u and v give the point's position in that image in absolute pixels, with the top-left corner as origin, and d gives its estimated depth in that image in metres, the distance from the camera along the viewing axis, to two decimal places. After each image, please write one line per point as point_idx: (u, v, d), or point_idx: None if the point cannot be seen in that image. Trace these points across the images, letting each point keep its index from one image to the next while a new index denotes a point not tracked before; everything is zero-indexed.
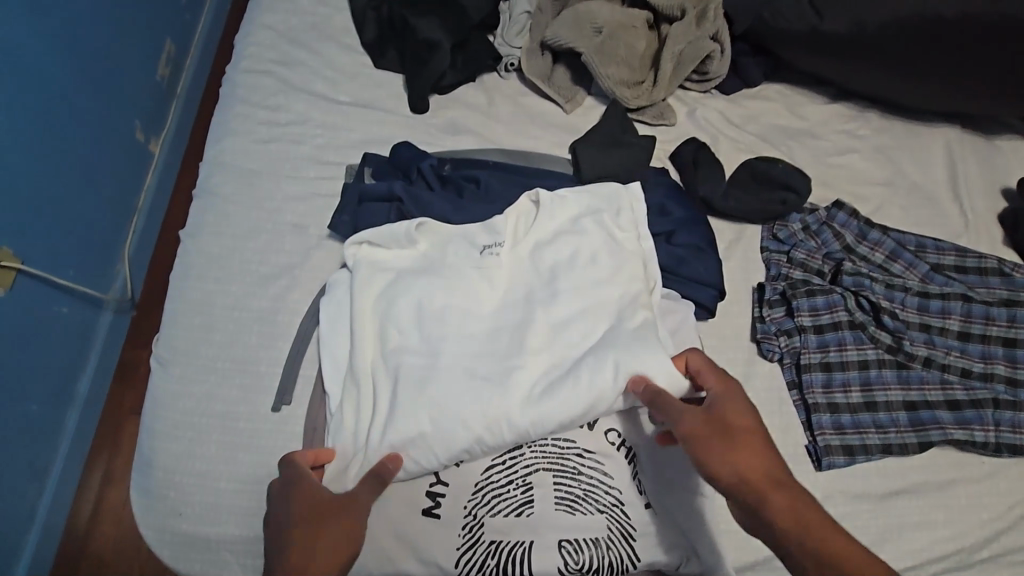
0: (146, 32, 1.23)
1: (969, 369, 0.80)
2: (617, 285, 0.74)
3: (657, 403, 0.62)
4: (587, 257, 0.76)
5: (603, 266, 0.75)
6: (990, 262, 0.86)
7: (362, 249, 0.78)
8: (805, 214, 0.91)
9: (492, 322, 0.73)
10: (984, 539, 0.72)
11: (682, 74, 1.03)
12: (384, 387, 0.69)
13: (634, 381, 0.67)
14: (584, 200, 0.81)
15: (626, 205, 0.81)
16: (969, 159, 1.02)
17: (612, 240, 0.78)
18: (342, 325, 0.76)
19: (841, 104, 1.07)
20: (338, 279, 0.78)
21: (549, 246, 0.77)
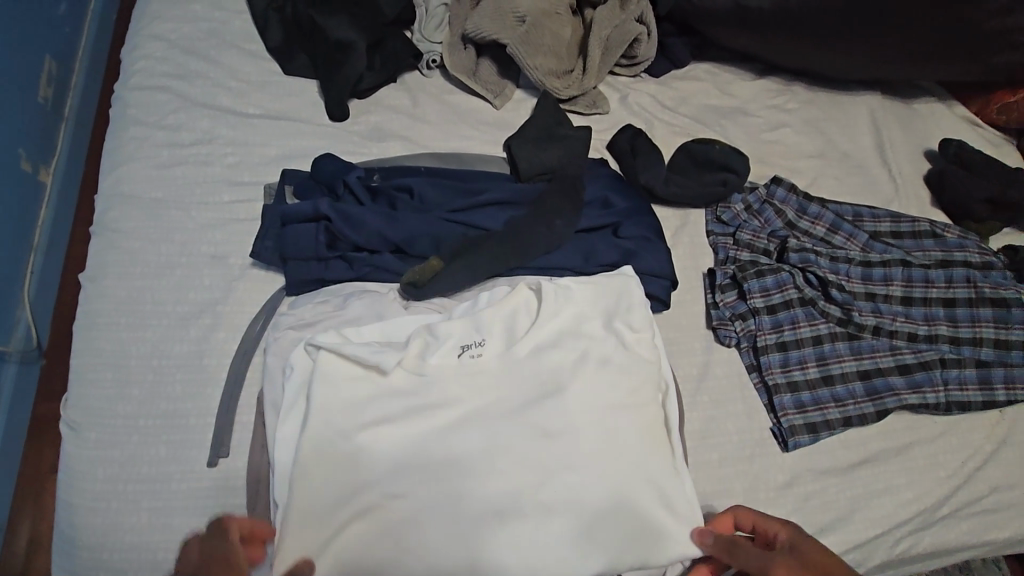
0: (20, 47, 1.08)
1: (915, 333, 0.81)
2: (611, 350, 0.68)
3: (736, 553, 0.56)
4: (598, 363, 0.67)
5: (611, 373, 0.66)
6: (922, 225, 0.88)
7: (330, 336, 0.65)
8: (746, 193, 0.91)
9: (474, 455, 0.61)
10: (945, 496, 0.74)
11: (611, 59, 1.00)
12: (336, 504, 0.58)
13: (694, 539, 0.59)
14: (598, 305, 0.71)
15: (635, 301, 0.71)
16: (892, 124, 1.04)
17: (626, 348, 0.68)
18: (292, 416, 0.63)
19: (768, 80, 1.08)
20: (298, 359, 0.64)
21: (552, 348, 0.67)
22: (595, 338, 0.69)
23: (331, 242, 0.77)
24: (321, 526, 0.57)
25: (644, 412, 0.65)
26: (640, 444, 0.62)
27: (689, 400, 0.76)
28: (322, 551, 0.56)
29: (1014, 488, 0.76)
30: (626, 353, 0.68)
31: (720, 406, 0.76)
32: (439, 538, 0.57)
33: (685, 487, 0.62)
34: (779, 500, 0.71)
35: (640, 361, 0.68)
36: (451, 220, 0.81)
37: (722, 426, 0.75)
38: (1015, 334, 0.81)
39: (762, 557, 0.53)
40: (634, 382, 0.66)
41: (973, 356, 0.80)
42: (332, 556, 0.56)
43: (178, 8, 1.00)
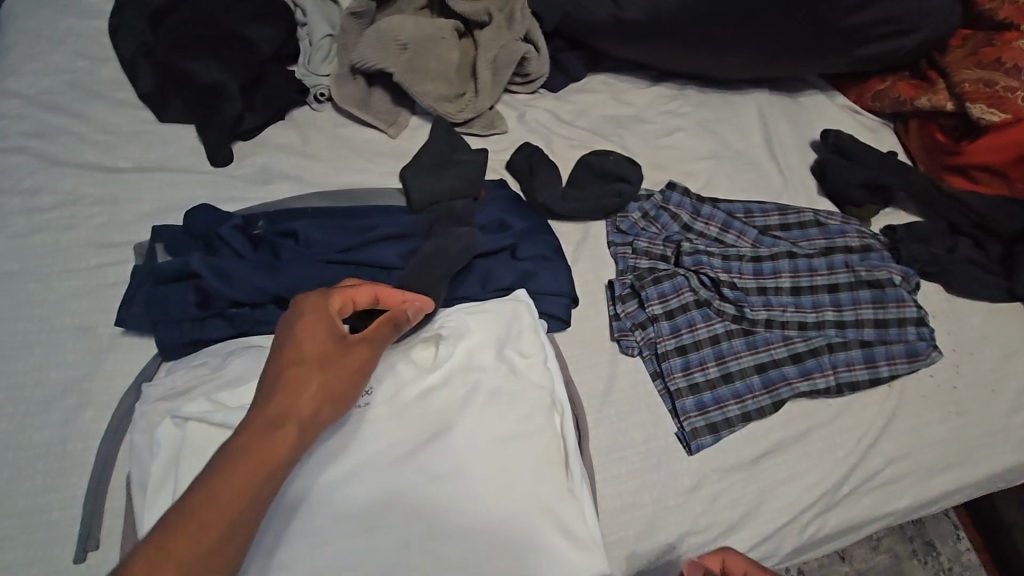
0: None
1: (804, 322, 0.84)
2: (502, 379, 0.68)
3: None
4: (487, 397, 0.66)
5: (501, 404, 0.66)
6: (806, 215, 0.92)
7: (199, 404, 0.62)
8: (642, 201, 0.92)
9: (359, 512, 0.59)
10: (845, 476, 0.76)
11: (503, 78, 0.99)
12: None
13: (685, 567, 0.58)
14: (488, 336, 0.71)
15: (524, 327, 0.72)
16: (779, 118, 1.09)
17: (517, 376, 0.69)
18: (163, 494, 0.59)
19: (661, 86, 1.10)
20: (165, 432, 0.61)
21: (441, 386, 0.67)
22: (486, 371, 0.68)
23: (201, 301, 0.73)
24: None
25: (537, 440, 0.64)
26: (532, 472, 0.62)
27: (595, 415, 0.76)
28: None
29: (907, 458, 0.79)
30: (516, 380, 0.68)
31: (626, 417, 0.76)
32: None
33: (579, 510, 0.62)
34: (686, 504, 0.72)
35: (530, 386, 0.68)
36: (339, 263, 0.78)
37: (629, 436, 0.75)
38: (893, 313, 0.85)
39: None
40: (527, 411, 0.66)
41: (858, 338, 0.83)
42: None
43: (36, 61, 0.94)
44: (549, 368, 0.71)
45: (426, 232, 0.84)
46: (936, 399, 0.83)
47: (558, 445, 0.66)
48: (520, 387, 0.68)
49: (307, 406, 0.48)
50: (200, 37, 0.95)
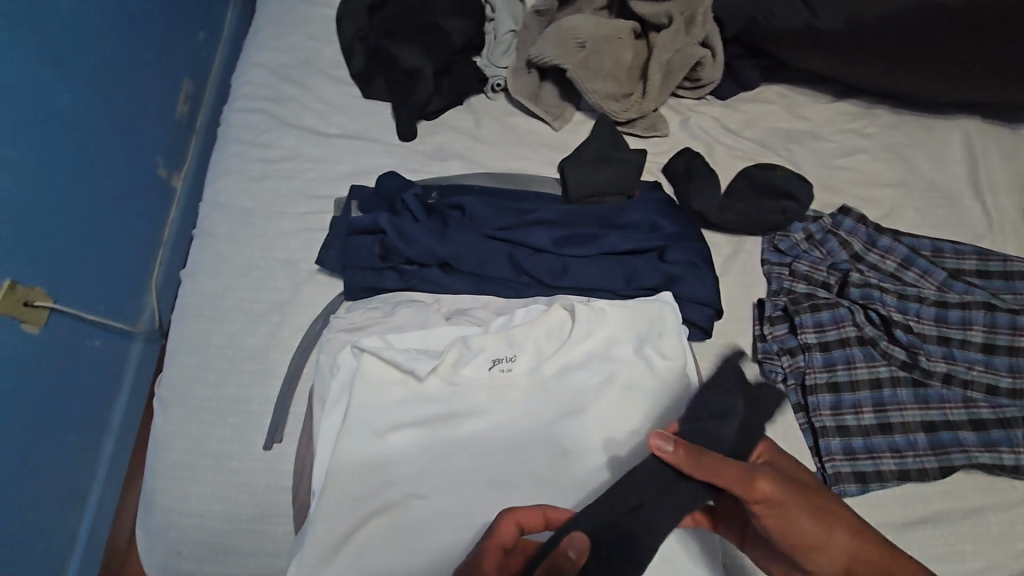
0: (165, 65, 1.17)
1: (995, 384, 0.74)
2: (641, 376, 0.70)
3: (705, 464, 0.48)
4: (623, 390, 0.70)
5: (636, 399, 0.70)
6: (1014, 265, 0.80)
7: (373, 339, 0.70)
8: (807, 222, 0.86)
9: (493, 470, 0.67)
10: (1022, 572, 0.66)
11: (673, 80, 1.00)
12: (374, 491, 0.66)
13: (656, 443, 0.48)
14: (631, 332, 0.72)
15: (668, 329, 0.73)
16: (991, 150, 0.95)
17: (656, 376, 0.70)
18: (336, 412, 0.70)
19: (846, 102, 1.02)
20: (345, 358, 0.71)
21: (580, 369, 0.71)
22: (624, 365, 0.71)
23: (384, 254, 0.83)
24: (351, 515, 0.65)
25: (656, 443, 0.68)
26: None
27: None
28: (354, 532, 0.64)
29: None
30: (652, 378, 0.70)
31: None
32: (454, 532, 0.65)
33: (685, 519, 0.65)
34: None
35: (665, 388, 0.70)
36: (499, 238, 0.84)
37: None
38: None
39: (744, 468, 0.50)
40: (656, 412, 0.69)
41: None
42: (355, 546, 0.64)
43: (280, 40, 1.14)
44: (688, 374, 0.72)
45: (578, 222, 0.87)
46: None
47: None
48: (655, 388, 0.70)
49: None
50: (405, 27, 1.08)
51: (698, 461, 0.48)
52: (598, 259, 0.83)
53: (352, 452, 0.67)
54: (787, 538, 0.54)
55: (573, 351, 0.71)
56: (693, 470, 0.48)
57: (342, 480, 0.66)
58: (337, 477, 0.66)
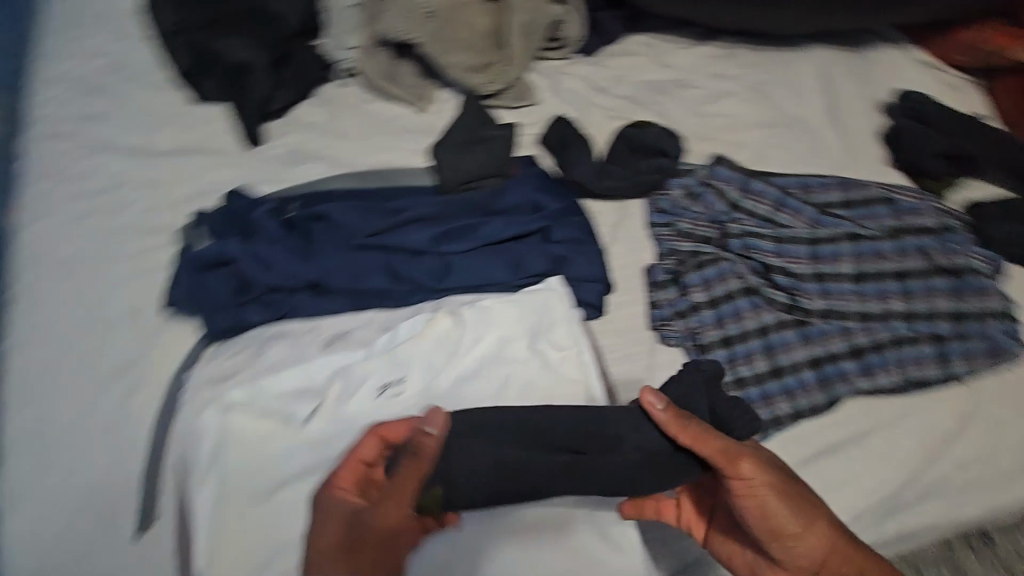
0: None
1: (868, 312, 0.76)
2: (537, 374, 0.67)
3: (683, 426, 0.58)
4: (519, 392, 0.66)
5: (533, 400, 0.66)
6: (874, 191, 0.83)
7: (238, 393, 0.63)
8: (684, 177, 0.85)
9: None
10: (905, 479, 0.71)
11: (533, 43, 0.93)
12: (265, 563, 0.59)
13: (648, 399, 0.59)
14: (518, 329, 0.68)
15: (560, 318, 0.70)
16: (844, 78, 0.98)
17: (551, 371, 0.67)
18: (207, 481, 0.61)
19: (708, 46, 1.01)
20: (208, 420, 0.62)
21: (472, 379, 0.66)
22: (520, 365, 0.67)
23: (241, 287, 0.73)
24: None
25: None
26: None
27: None
28: None
29: (977, 460, 0.73)
30: (550, 373, 0.67)
31: None
32: None
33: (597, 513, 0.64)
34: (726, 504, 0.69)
35: (564, 380, 0.67)
36: (370, 246, 0.77)
37: None
38: (973, 305, 0.75)
39: (726, 444, 0.59)
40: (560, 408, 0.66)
41: (930, 331, 0.75)
42: None
43: (81, 47, 0.96)
44: (591, 359, 0.68)
45: (454, 215, 0.81)
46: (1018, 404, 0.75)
47: None
48: (555, 384, 0.67)
49: (364, 542, 0.51)
50: (227, 13, 0.93)
51: (684, 423, 0.58)
52: (481, 252, 0.77)
53: (228, 526, 0.60)
54: (767, 524, 0.60)
55: (463, 361, 0.67)
56: (678, 430, 0.58)
57: (222, 559, 0.59)
58: (216, 558, 0.59)
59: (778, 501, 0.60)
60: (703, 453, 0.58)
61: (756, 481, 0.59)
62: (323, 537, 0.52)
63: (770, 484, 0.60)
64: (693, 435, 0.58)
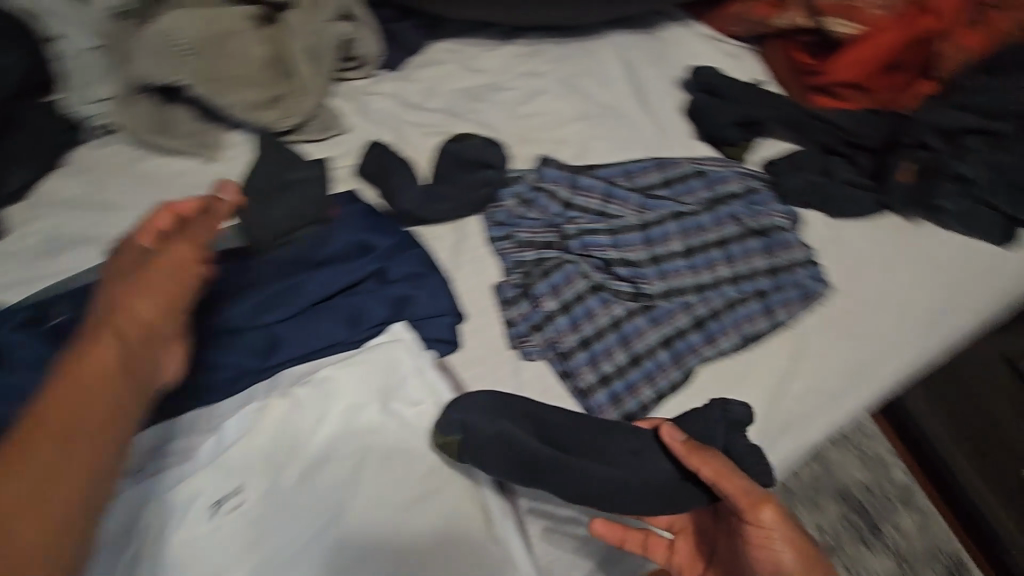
0: None
1: (701, 283, 0.81)
2: (395, 438, 0.62)
3: (701, 460, 0.58)
4: (382, 461, 0.61)
5: (395, 468, 0.60)
6: (686, 167, 0.89)
7: None
8: (514, 185, 0.84)
9: None
10: (764, 427, 0.77)
11: (327, 67, 0.84)
12: None
13: (669, 430, 0.60)
14: (368, 392, 0.63)
15: (409, 371, 0.65)
16: (643, 60, 1.02)
17: (411, 429, 0.63)
18: None
19: (513, 44, 1.00)
20: None
21: (323, 465, 0.59)
22: (376, 434, 0.62)
23: None
24: None
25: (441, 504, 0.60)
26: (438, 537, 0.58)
27: None
28: None
29: (817, 391, 0.81)
30: (411, 433, 0.63)
31: None
32: None
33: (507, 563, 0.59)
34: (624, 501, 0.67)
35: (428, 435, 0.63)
36: None
37: None
38: (783, 258, 0.84)
39: (746, 487, 0.57)
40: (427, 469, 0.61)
41: (753, 289, 0.82)
42: None
43: None
44: (452, 406, 0.65)
45: (273, 277, 0.71)
46: (834, 329, 0.84)
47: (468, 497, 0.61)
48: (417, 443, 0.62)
49: (145, 285, 0.54)
50: None
51: (706, 457, 0.58)
52: (312, 313, 0.69)
53: None
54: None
55: (309, 448, 0.60)
56: (695, 460, 0.59)
57: None
58: None
59: (788, 556, 0.57)
60: (725, 491, 0.57)
61: (767, 531, 0.57)
62: (118, 273, 0.56)
63: (784, 537, 0.57)
64: (713, 471, 0.58)
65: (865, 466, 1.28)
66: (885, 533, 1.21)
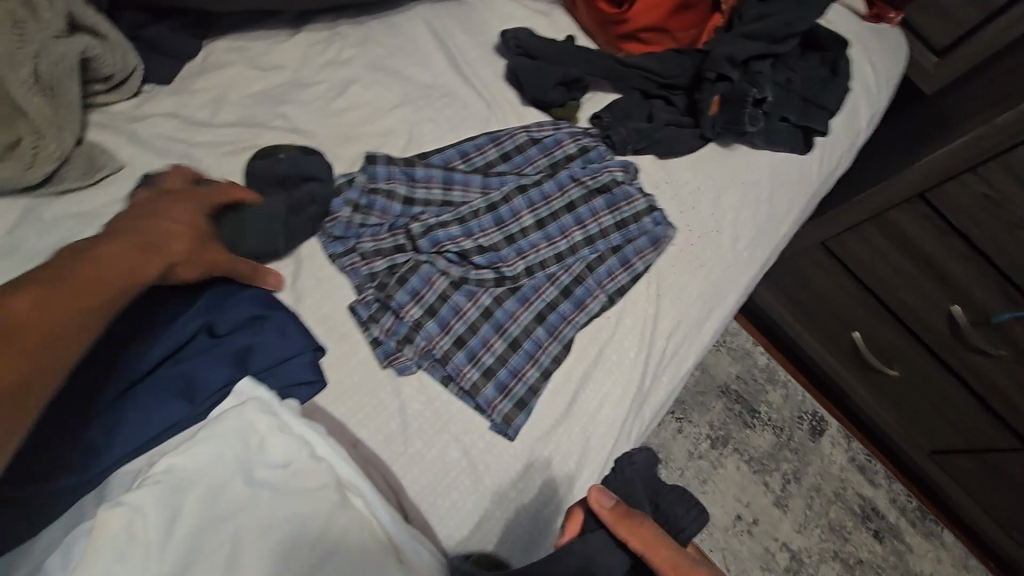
0: None
1: (559, 252, 0.81)
2: (270, 507, 0.54)
3: (627, 528, 0.52)
4: (260, 542, 0.53)
5: (279, 538, 0.54)
6: (520, 137, 0.87)
7: None
8: (345, 191, 0.76)
9: None
10: (644, 372, 0.81)
11: (69, 98, 0.68)
12: None
13: (596, 495, 0.54)
14: (225, 469, 0.55)
15: (267, 429, 0.58)
16: (454, 30, 0.97)
17: (286, 491, 0.56)
18: None
19: (306, 32, 0.89)
20: None
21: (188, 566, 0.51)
22: (248, 508, 0.54)
23: None
24: None
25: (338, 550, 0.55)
26: None
27: (400, 463, 0.67)
28: None
29: (682, 323, 0.87)
30: (290, 494, 0.56)
31: (433, 442, 0.69)
32: None
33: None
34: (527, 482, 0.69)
35: (309, 489, 0.56)
36: None
37: (446, 457, 0.69)
38: (628, 210, 0.86)
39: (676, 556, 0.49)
40: (317, 524, 0.55)
41: (608, 246, 0.84)
42: None
43: None
44: (324, 447, 0.60)
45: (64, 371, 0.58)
46: (683, 264, 0.90)
47: (368, 537, 0.56)
48: (299, 503, 0.55)
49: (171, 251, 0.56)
50: None
51: (633, 525, 0.51)
52: (132, 395, 0.59)
53: None
54: None
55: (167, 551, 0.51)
56: (625, 531, 0.52)
57: None
58: None
59: None
60: (653, 565, 0.49)
61: None
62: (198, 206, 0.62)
63: None
64: (636, 539, 0.51)
65: (736, 360, 1.44)
66: (762, 413, 1.39)
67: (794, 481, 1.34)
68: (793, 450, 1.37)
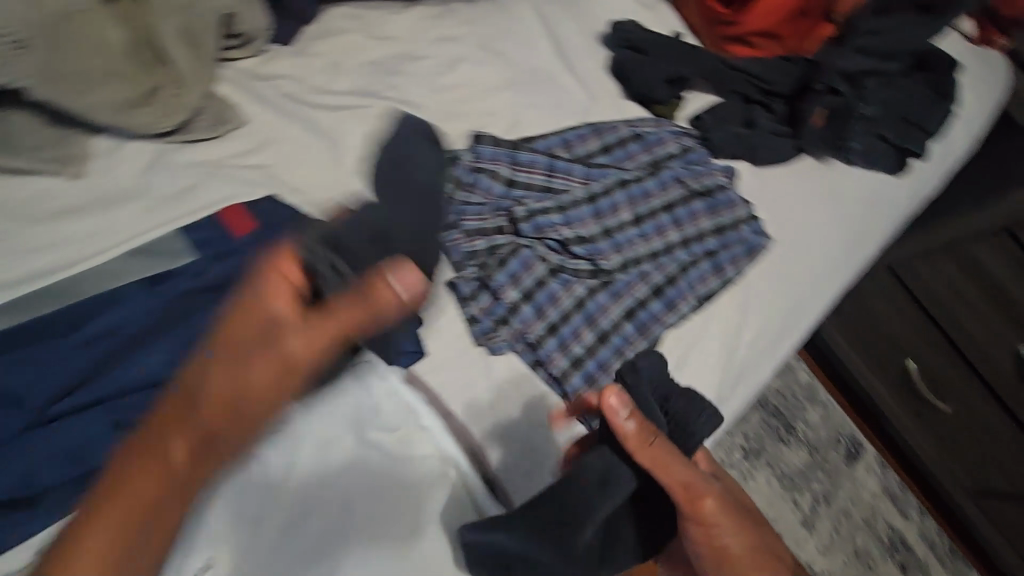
0: None
1: (654, 250, 0.81)
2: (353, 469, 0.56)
3: (642, 442, 0.54)
4: (368, 499, 0.55)
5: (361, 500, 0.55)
6: (623, 131, 0.87)
7: None
8: (451, 167, 0.77)
9: None
10: (723, 379, 0.81)
11: (207, 52, 0.70)
12: None
13: (613, 405, 0.54)
14: (339, 425, 0.57)
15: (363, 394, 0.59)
16: (561, 17, 0.97)
17: (380, 457, 0.58)
18: None
19: (419, 7, 0.90)
20: None
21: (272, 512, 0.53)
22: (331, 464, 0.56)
23: None
24: None
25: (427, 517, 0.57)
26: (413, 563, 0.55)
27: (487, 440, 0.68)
28: None
29: (764, 336, 0.86)
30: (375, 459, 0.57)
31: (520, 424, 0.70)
32: None
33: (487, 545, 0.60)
34: None
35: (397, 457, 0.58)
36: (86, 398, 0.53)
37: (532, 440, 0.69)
38: (728, 216, 0.85)
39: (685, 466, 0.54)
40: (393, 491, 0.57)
41: (703, 250, 0.83)
42: None
43: None
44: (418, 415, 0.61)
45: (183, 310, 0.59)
46: (771, 276, 0.89)
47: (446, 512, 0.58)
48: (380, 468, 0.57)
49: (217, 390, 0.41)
50: None
51: (647, 441, 0.54)
52: None
53: None
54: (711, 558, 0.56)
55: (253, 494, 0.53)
56: (638, 443, 0.54)
57: None
58: None
59: (728, 534, 0.55)
60: (664, 479, 0.54)
61: (707, 515, 0.54)
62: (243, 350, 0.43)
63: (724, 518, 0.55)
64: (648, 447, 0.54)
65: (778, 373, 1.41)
66: (798, 430, 1.36)
67: (823, 503, 1.30)
68: (826, 472, 1.34)
